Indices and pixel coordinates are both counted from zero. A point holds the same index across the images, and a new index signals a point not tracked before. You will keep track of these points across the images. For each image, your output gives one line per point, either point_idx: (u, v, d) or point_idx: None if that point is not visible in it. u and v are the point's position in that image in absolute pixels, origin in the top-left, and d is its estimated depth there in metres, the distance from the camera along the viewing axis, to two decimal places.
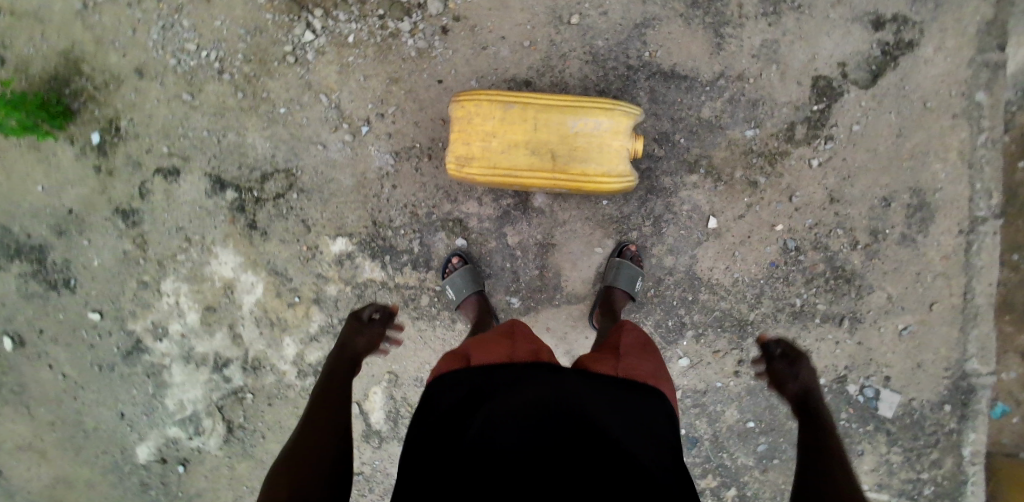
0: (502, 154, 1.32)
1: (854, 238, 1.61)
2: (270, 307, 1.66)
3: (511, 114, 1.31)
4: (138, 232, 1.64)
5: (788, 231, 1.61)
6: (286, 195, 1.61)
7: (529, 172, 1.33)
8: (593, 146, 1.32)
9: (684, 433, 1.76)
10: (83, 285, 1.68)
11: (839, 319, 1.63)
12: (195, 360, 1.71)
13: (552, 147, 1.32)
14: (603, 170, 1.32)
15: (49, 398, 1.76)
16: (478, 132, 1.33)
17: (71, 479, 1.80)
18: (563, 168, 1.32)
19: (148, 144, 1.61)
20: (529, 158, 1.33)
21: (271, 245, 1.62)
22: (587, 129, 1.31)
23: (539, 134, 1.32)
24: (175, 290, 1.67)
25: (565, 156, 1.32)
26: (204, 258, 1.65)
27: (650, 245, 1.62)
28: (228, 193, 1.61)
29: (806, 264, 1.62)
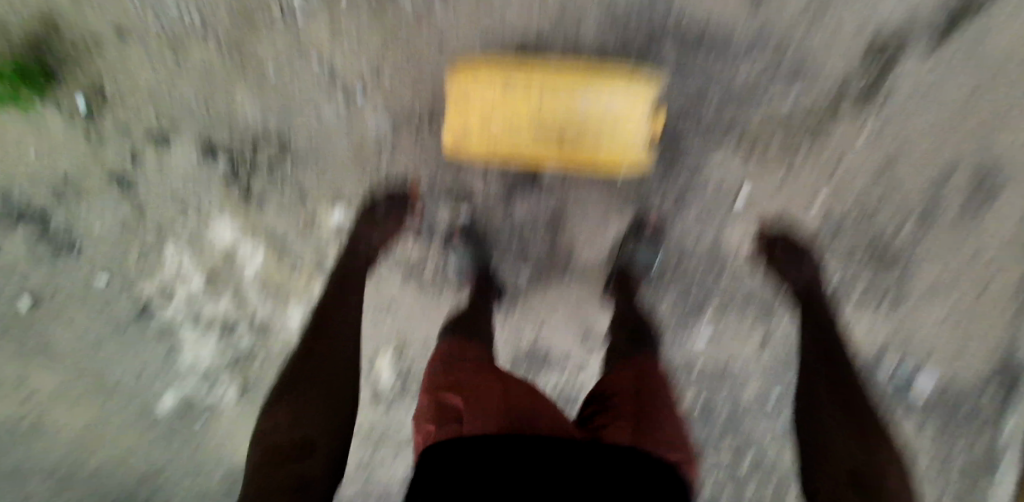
0: (503, 133, 1.28)
1: (903, 213, 1.44)
2: (273, 276, 1.61)
3: (515, 93, 1.24)
4: (134, 199, 1.57)
5: (829, 206, 1.45)
6: (279, 162, 1.52)
7: (533, 150, 1.29)
8: (605, 124, 1.26)
9: (698, 410, 1.67)
10: (87, 250, 1.63)
11: (877, 300, 1.51)
12: (203, 325, 1.68)
13: (562, 126, 1.26)
14: (617, 150, 1.28)
15: (70, 358, 1.74)
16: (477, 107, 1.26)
17: (95, 431, 1.79)
18: (572, 148, 1.28)
19: (136, 107, 1.50)
20: (535, 136, 1.28)
21: (268, 214, 1.55)
22: (598, 109, 1.24)
23: (545, 113, 1.25)
24: (176, 255, 1.62)
25: (575, 135, 1.27)
26: (202, 225, 1.58)
27: (672, 220, 1.48)
28: (220, 159, 1.52)
29: (846, 242, 1.47)
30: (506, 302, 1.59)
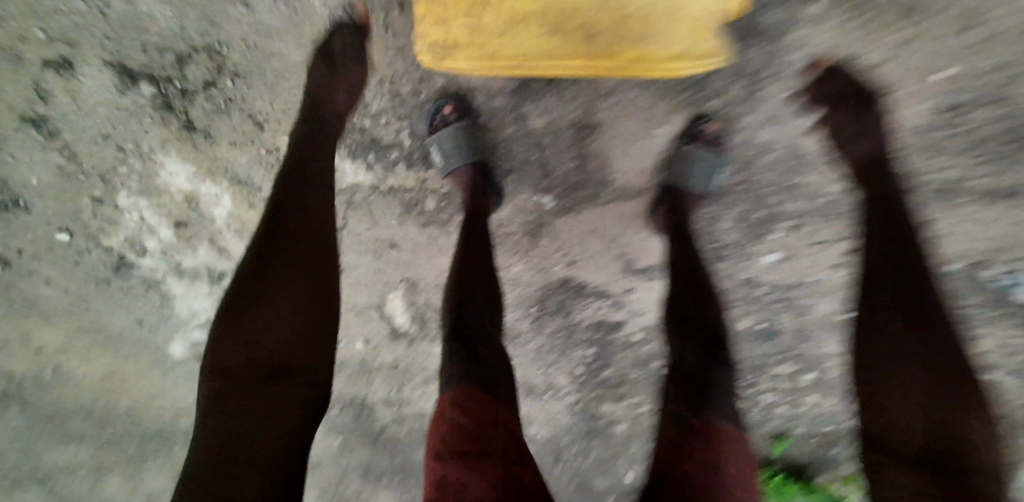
0: (504, 35, 1.00)
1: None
2: (248, 219, 1.39)
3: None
4: (62, 146, 1.32)
5: (953, 79, 1.13)
6: (217, 83, 1.27)
7: (548, 55, 1.01)
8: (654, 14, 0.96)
9: (760, 327, 1.44)
10: (35, 205, 1.40)
11: (1004, 194, 1.18)
12: (188, 274, 1.49)
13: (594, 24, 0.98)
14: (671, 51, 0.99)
15: (62, 310, 1.58)
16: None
17: (116, 375, 1.68)
18: (606, 51, 1.00)
19: (20, 31, 1.22)
20: (553, 38, 1.00)
21: (221, 148, 1.31)
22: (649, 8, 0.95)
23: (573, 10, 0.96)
24: (134, 206, 1.39)
25: (613, 35, 0.99)
26: (150, 169, 1.35)
27: (739, 115, 1.20)
28: (143, 86, 1.27)
29: (970, 125, 1.15)
30: (530, 234, 1.32)
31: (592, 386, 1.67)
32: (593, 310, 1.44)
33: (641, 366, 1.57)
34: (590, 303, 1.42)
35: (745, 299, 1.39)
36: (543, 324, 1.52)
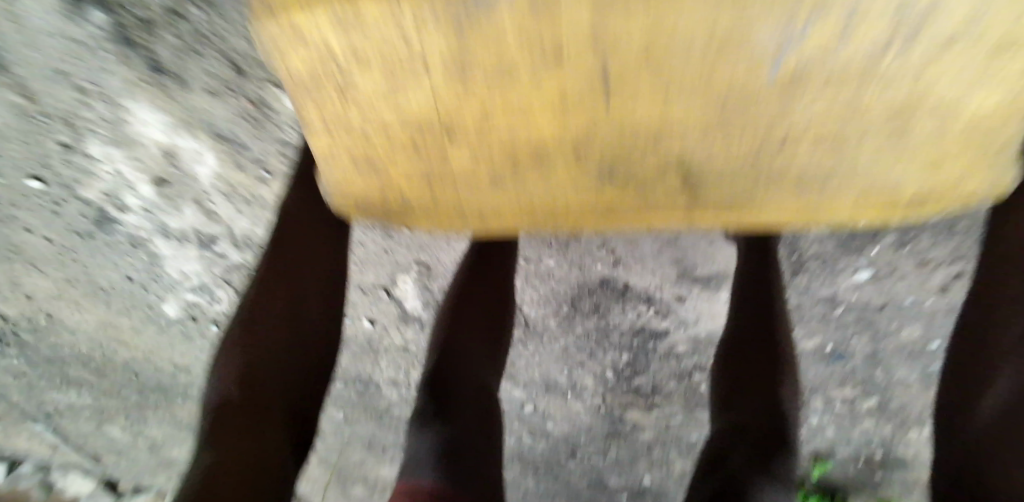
0: (500, 182, 0.80)
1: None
2: (235, 181, 1.15)
3: (495, 25, 0.62)
4: (15, 80, 1.05)
5: None
6: (181, 12, 0.88)
7: (590, 206, 0.82)
8: (834, 115, 0.67)
9: (829, 347, 1.28)
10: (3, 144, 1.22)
11: None
12: (175, 236, 1.35)
13: (666, 79, 0.65)
14: (853, 183, 0.74)
15: (53, 257, 1.61)
16: (381, 73, 0.68)
17: (137, 306, 1.73)
18: (727, 189, 0.77)
19: None
20: (606, 200, 0.80)
21: (197, 98, 1.01)
22: (863, 25, 0.58)
23: (653, 55, 0.63)
24: (107, 155, 1.17)
25: (742, 159, 0.73)
26: (118, 115, 1.07)
27: None
28: (93, 13, 0.89)
29: None
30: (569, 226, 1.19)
31: (621, 394, 1.48)
32: (635, 316, 1.29)
33: (682, 378, 1.39)
34: (631, 308, 1.28)
35: (790, 312, 1.20)
36: (574, 324, 1.34)
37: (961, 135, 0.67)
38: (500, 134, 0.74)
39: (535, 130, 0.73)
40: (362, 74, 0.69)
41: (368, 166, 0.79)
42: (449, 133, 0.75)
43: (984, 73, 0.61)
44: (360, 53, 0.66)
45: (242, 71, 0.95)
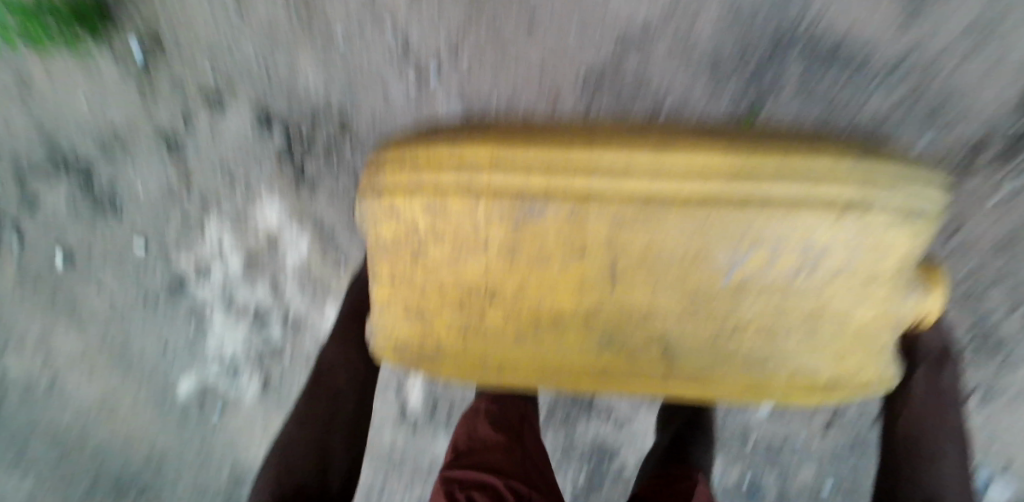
0: (519, 342, 0.99)
1: (1013, 299, 1.35)
2: (315, 270, 1.54)
3: (538, 220, 0.91)
4: (180, 163, 1.47)
5: (1008, 275, 1.32)
6: (337, 146, 1.40)
7: (595, 370, 0.99)
8: (784, 319, 0.92)
9: (748, 480, 1.59)
10: (128, 211, 1.56)
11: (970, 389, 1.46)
12: (235, 308, 1.63)
13: (654, 281, 0.92)
14: (808, 376, 0.95)
15: (95, 316, 1.73)
16: (443, 242, 0.96)
17: (140, 387, 1.84)
18: (712, 374, 0.96)
19: (193, 66, 1.37)
20: (608, 370, 0.99)
21: (318, 202, 1.46)
22: (793, 255, 0.88)
23: (649, 258, 0.91)
24: (219, 233, 1.54)
25: (720, 346, 0.95)
26: (249, 204, 1.49)
27: None
28: (276, 132, 1.41)
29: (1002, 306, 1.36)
30: None
31: None
32: (596, 431, 1.59)
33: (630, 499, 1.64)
34: (593, 423, 1.58)
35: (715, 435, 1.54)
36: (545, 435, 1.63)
37: (875, 336, 0.94)
38: (529, 303, 0.96)
39: (557, 301, 0.95)
40: (436, 247, 0.96)
41: (415, 317, 1.01)
42: (489, 296, 0.97)
43: (889, 291, 0.91)
44: (433, 227, 0.95)
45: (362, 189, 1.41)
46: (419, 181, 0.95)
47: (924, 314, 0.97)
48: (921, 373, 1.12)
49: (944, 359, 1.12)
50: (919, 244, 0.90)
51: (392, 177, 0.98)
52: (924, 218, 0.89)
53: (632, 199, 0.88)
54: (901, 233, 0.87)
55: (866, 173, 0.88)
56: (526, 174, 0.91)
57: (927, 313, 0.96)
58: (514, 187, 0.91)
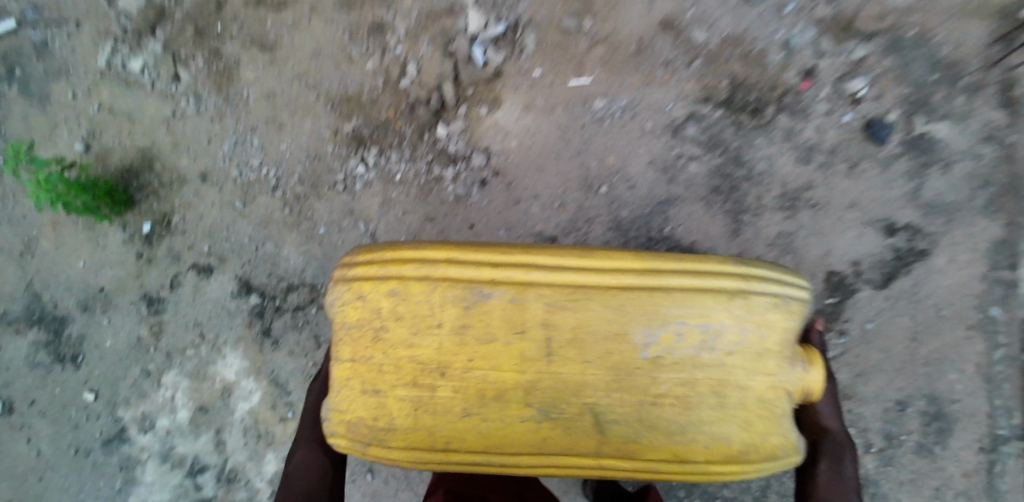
0: (466, 416, 1.03)
1: (860, 442, 1.66)
2: (262, 419, 1.64)
3: (485, 304, 1.02)
4: (156, 320, 1.66)
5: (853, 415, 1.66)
6: (305, 308, 1.65)
7: (537, 449, 1.03)
8: (694, 389, 1.03)
9: None
10: (88, 363, 1.67)
11: None
12: (172, 461, 1.66)
13: (584, 355, 1.03)
14: (723, 444, 1.02)
15: (14, 474, 1.70)
16: (401, 322, 1.05)
17: None
18: (641, 441, 1.03)
19: (191, 241, 1.70)
20: (547, 442, 1.03)
21: (279, 355, 1.64)
22: (696, 332, 1.02)
23: (579, 335, 1.03)
24: (174, 383, 1.65)
25: (646, 415, 1.03)
26: (212, 357, 1.65)
27: None
28: (251, 297, 1.66)
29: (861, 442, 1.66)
30: None
31: None
32: None
33: None
34: None
35: None
36: None
37: (773, 404, 1.05)
38: (477, 377, 1.03)
39: (501, 377, 1.03)
40: (397, 329, 1.05)
41: (372, 392, 1.06)
42: (437, 372, 1.04)
43: (780, 362, 1.05)
44: (393, 308, 1.05)
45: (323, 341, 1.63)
46: (386, 270, 1.06)
47: (810, 387, 1.10)
48: (827, 463, 1.19)
49: (845, 451, 1.20)
50: (796, 323, 1.07)
51: (362, 266, 1.09)
52: (796, 302, 1.07)
53: (564, 281, 1.02)
54: (779, 313, 1.04)
55: (744, 265, 1.06)
56: (475, 266, 1.03)
57: (811, 387, 1.10)
58: (468, 274, 1.03)
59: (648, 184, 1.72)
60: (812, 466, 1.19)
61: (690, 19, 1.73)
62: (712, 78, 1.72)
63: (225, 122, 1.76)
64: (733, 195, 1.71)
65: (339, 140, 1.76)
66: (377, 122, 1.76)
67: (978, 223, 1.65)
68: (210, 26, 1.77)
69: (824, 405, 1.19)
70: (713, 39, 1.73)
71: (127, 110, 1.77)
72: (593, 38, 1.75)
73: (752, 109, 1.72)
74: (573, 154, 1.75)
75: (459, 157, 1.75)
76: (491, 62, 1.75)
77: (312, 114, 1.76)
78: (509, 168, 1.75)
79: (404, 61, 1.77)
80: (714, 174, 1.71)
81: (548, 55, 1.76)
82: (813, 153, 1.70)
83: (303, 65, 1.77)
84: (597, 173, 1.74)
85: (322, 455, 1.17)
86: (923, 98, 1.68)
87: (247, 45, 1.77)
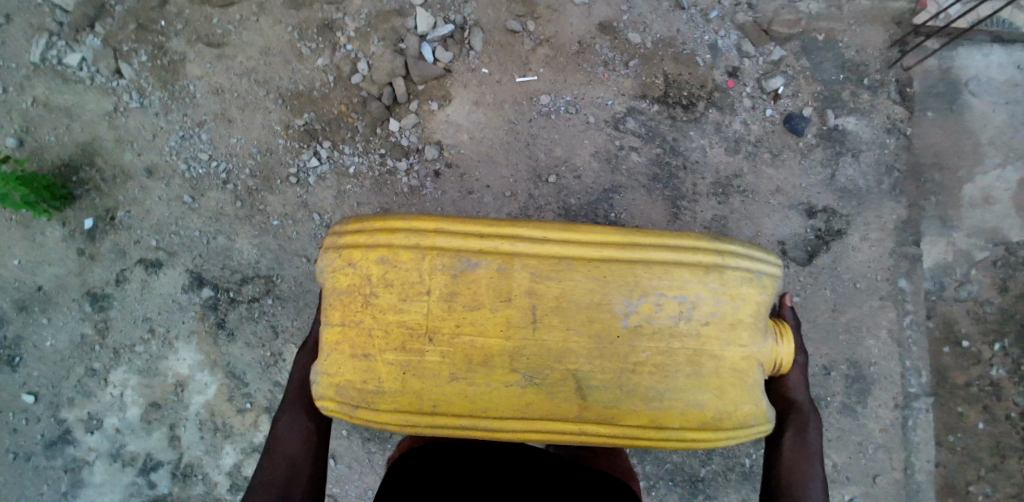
0: (453, 381, 1.10)
1: None
2: (219, 409, 1.67)
3: (473, 271, 1.11)
4: (101, 317, 1.67)
5: None
6: (260, 300, 1.69)
7: (521, 411, 1.10)
8: (673, 358, 1.11)
9: None
10: (27, 364, 1.67)
11: None
12: (121, 459, 1.67)
13: (567, 321, 1.10)
14: (698, 411, 1.10)
15: None
16: (391, 288, 1.12)
17: None
18: (618, 404, 1.10)
19: (137, 236, 1.69)
20: (530, 408, 1.10)
21: (235, 347, 1.67)
22: (673, 302, 1.11)
23: (563, 303, 1.11)
24: (122, 381, 1.67)
25: (626, 381, 1.10)
26: (163, 352, 1.68)
27: None
28: (204, 290, 1.68)
29: None
30: None
31: None
32: None
33: None
34: None
35: None
36: None
37: (746, 374, 1.13)
38: (463, 342, 1.10)
39: (487, 341, 1.10)
40: (385, 294, 1.12)
41: (360, 356, 1.12)
42: (425, 337, 1.10)
43: (753, 332, 1.13)
44: (383, 274, 1.12)
45: (280, 329, 1.68)
46: (376, 239, 1.14)
47: (780, 359, 1.17)
48: (789, 437, 1.29)
49: (807, 422, 1.30)
50: (769, 297, 1.16)
51: (353, 236, 1.17)
52: (767, 277, 1.16)
53: (549, 253, 1.12)
54: (751, 286, 1.14)
55: (718, 241, 1.17)
56: (464, 237, 1.13)
57: (782, 359, 1.18)
58: (456, 244, 1.12)
59: (594, 174, 1.83)
60: (779, 438, 1.29)
61: (625, 23, 1.86)
62: (647, 76, 1.85)
63: (171, 116, 1.74)
64: (671, 182, 1.83)
65: (291, 134, 1.76)
66: (329, 117, 1.78)
67: (885, 205, 1.84)
68: (153, 21, 1.75)
69: (793, 376, 1.29)
70: (647, 40, 1.86)
71: (66, 105, 1.72)
72: (536, 39, 1.85)
73: (684, 104, 1.85)
74: (522, 147, 1.83)
75: (412, 149, 1.80)
76: (440, 60, 1.82)
77: (262, 108, 1.76)
78: (461, 160, 1.81)
79: (355, 58, 1.80)
80: (654, 164, 1.83)
81: (494, 54, 1.84)
82: (741, 144, 1.85)
83: (252, 62, 1.77)
84: (545, 164, 1.82)
85: (309, 425, 1.26)
86: (834, 95, 1.86)
87: (193, 41, 1.76)
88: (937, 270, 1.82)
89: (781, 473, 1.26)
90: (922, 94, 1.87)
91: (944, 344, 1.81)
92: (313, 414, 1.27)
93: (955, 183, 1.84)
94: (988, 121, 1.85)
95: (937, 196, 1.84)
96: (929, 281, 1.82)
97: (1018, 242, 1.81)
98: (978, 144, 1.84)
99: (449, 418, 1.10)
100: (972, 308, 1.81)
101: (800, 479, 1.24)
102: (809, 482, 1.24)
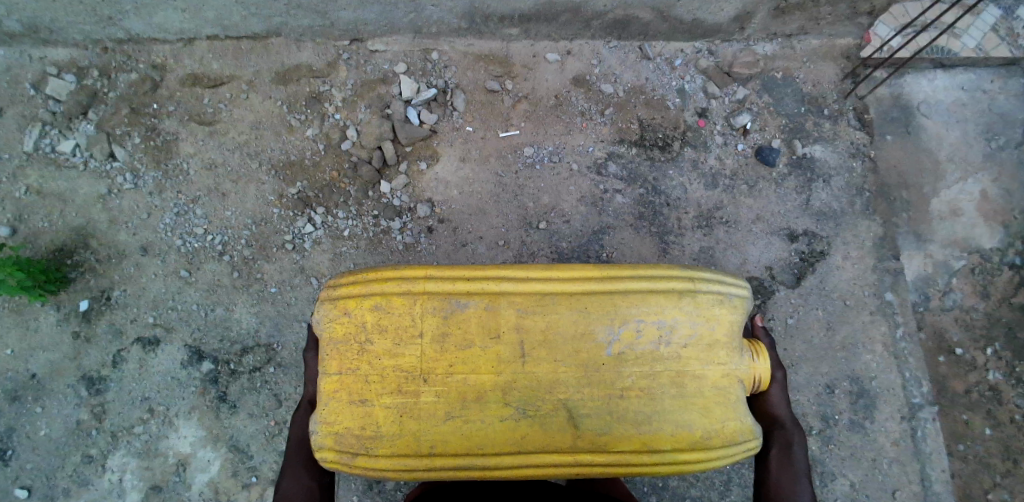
0: (449, 420, 1.10)
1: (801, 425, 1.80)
2: (224, 486, 1.64)
3: (462, 312, 1.12)
4: (97, 401, 1.65)
5: (794, 403, 1.81)
6: (262, 369, 1.68)
7: (516, 445, 1.10)
8: (657, 381, 1.12)
9: None
10: (20, 457, 1.63)
11: None
12: None
13: (556, 353, 1.12)
14: (687, 432, 1.12)
15: None
16: (385, 333, 1.12)
17: None
18: (611, 430, 1.11)
19: (134, 314, 1.69)
20: (526, 440, 1.10)
21: (238, 418, 1.65)
22: (653, 328, 1.13)
23: (549, 336, 1.12)
24: (121, 466, 1.63)
25: (616, 408, 1.12)
26: (163, 431, 1.65)
27: None
28: (204, 364, 1.68)
29: (802, 423, 1.80)
30: None
31: None
32: None
33: None
34: None
35: None
36: None
37: (726, 392, 1.14)
38: (456, 381, 1.11)
39: (479, 379, 1.11)
40: (379, 339, 1.12)
41: (357, 402, 1.11)
42: (420, 378, 1.11)
43: (729, 351, 1.15)
44: (377, 321, 1.12)
45: (286, 399, 1.67)
46: (368, 287, 1.14)
47: (759, 375, 1.18)
48: (776, 451, 1.27)
49: (792, 435, 1.28)
50: (741, 317, 1.18)
51: (345, 286, 1.17)
52: (737, 298, 1.19)
53: (534, 289, 1.13)
54: (724, 307, 1.17)
55: (689, 269, 1.20)
56: (450, 280, 1.13)
57: (760, 374, 1.18)
58: (444, 286, 1.13)
59: (582, 217, 1.88)
60: (765, 453, 1.27)
61: (596, 76, 1.98)
62: (623, 122, 1.95)
63: (165, 194, 1.77)
64: (656, 219, 1.90)
65: (285, 203, 1.79)
66: (322, 183, 1.82)
67: (861, 224, 1.92)
68: (146, 105, 1.81)
69: (774, 393, 1.28)
70: (619, 90, 1.97)
71: (58, 190, 1.74)
72: (515, 96, 1.95)
73: (661, 145, 1.95)
74: (511, 197, 1.88)
75: (404, 209, 1.84)
76: (425, 122, 1.89)
77: (255, 180, 1.80)
78: (452, 214, 1.85)
79: (343, 126, 1.86)
80: (638, 203, 1.91)
81: (476, 113, 1.92)
82: (718, 179, 1.94)
83: (243, 137, 1.82)
84: (534, 212, 1.88)
85: (313, 481, 1.21)
86: (798, 126, 1.98)
87: (185, 121, 1.82)
88: (919, 283, 1.89)
89: (769, 488, 1.25)
90: (878, 120, 1.99)
91: (938, 354, 1.85)
92: (316, 469, 1.22)
93: (922, 199, 1.94)
94: (942, 140, 1.97)
95: (908, 212, 1.93)
96: (914, 293, 1.88)
97: (990, 248, 1.90)
98: (937, 160, 1.96)
99: (447, 459, 1.09)
100: (958, 317, 1.87)
101: (787, 493, 1.24)
102: (795, 497, 1.24)
